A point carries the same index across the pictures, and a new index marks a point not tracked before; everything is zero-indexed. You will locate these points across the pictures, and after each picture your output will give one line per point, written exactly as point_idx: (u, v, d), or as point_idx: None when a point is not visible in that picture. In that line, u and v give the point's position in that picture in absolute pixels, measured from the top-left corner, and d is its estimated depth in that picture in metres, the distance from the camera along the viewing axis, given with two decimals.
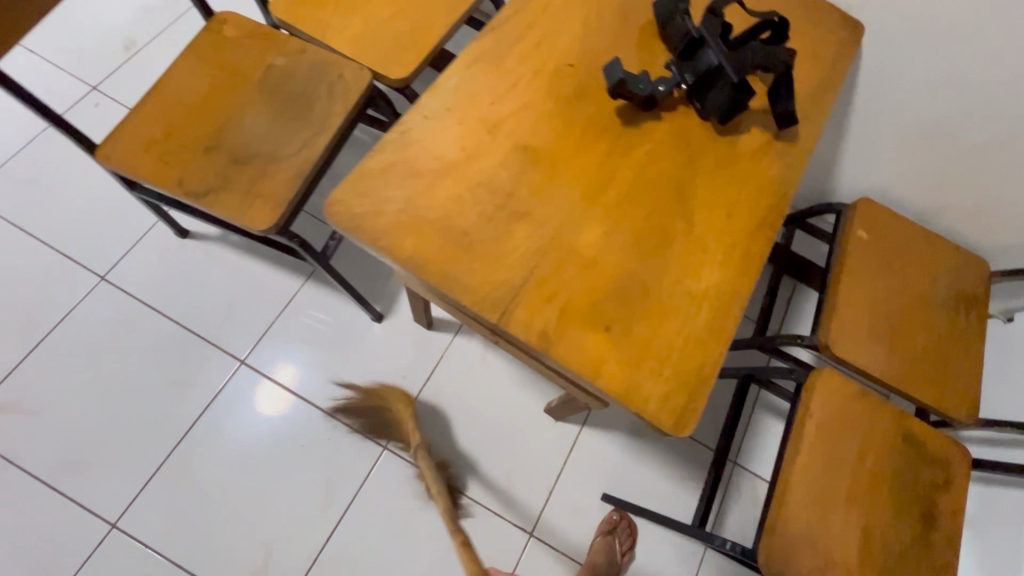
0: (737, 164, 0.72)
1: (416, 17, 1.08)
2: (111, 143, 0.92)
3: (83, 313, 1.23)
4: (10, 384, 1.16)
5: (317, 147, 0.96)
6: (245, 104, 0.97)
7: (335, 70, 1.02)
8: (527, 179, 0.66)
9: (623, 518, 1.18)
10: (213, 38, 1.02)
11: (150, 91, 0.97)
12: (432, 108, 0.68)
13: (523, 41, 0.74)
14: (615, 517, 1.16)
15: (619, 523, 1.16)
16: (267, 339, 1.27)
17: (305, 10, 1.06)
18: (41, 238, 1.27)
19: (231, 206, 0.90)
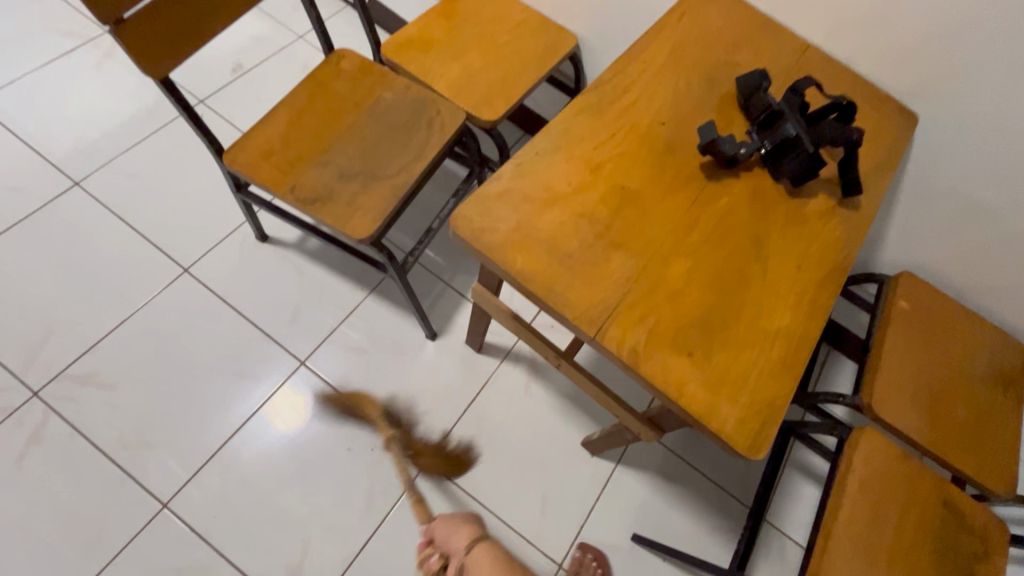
0: (806, 223, 0.81)
1: (507, 72, 1.23)
2: (237, 149, 1.03)
3: (163, 301, 1.32)
4: (88, 358, 1.24)
5: (414, 171, 1.06)
6: (355, 128, 1.09)
7: (434, 107, 1.14)
8: (624, 216, 0.74)
9: (588, 554, 1.21)
10: (332, 70, 1.15)
11: (273, 109, 1.09)
12: (544, 146, 0.77)
13: (623, 98, 0.85)
14: (580, 555, 1.20)
15: (584, 559, 1.20)
16: (326, 344, 1.34)
17: (412, 54, 1.21)
18: (136, 228, 1.38)
19: (335, 215, 1.00)
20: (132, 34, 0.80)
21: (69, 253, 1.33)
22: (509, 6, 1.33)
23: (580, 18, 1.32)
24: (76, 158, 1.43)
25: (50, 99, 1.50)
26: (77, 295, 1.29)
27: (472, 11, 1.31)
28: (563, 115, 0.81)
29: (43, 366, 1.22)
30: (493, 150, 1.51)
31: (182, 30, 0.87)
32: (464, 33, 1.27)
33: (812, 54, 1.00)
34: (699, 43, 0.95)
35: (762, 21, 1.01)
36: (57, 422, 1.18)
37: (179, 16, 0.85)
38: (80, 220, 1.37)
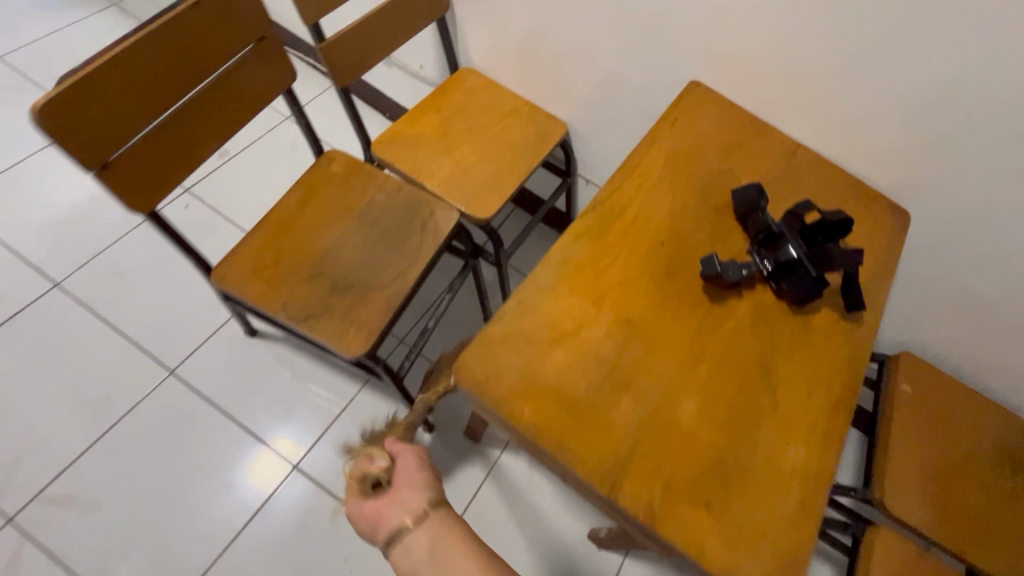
0: (811, 342, 0.80)
1: (498, 165, 1.24)
2: (226, 266, 1.01)
3: (144, 408, 1.26)
4: (67, 475, 1.18)
5: (409, 279, 1.04)
6: (347, 235, 1.07)
7: (427, 208, 1.13)
8: (629, 352, 0.73)
9: None
10: (322, 173, 1.14)
11: (263, 219, 1.07)
12: (545, 279, 0.76)
13: (621, 218, 0.84)
14: None
15: None
16: (319, 444, 1.28)
17: (403, 151, 1.22)
18: (118, 329, 1.33)
19: (329, 331, 0.97)
20: (118, 176, 0.78)
21: (47, 360, 1.28)
22: (498, 97, 1.35)
23: (568, 105, 1.34)
24: (54, 257, 1.39)
25: (28, 195, 1.46)
26: (55, 406, 1.24)
27: (462, 104, 1.33)
28: (562, 242, 0.80)
29: (19, 487, 1.15)
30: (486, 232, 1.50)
31: (170, 160, 0.85)
32: (454, 128, 1.28)
33: (801, 155, 1.01)
34: (693, 150, 0.95)
35: (750, 123, 1.03)
36: (32, 549, 1.11)
37: (167, 147, 0.84)
38: (59, 323, 1.32)
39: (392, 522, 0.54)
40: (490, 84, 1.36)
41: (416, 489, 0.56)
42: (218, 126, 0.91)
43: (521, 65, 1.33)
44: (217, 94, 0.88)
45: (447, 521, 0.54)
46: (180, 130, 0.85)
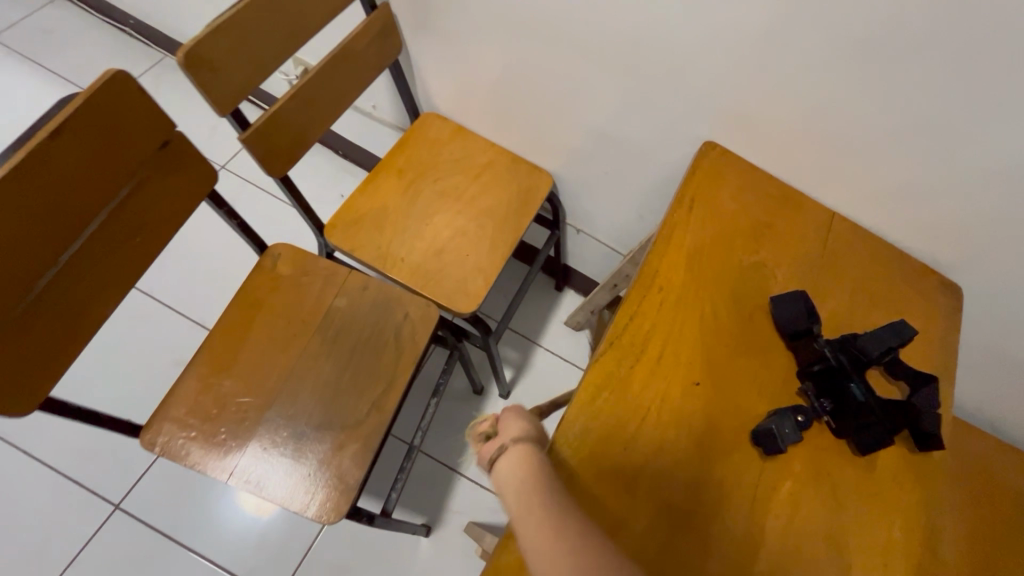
0: (883, 495, 0.66)
1: (479, 238, 1.05)
2: (161, 422, 0.82)
3: (107, 548, 1.15)
4: None
5: (388, 409, 0.87)
6: (306, 361, 0.89)
7: (400, 309, 0.94)
8: (675, 553, 0.59)
9: None
10: (267, 277, 0.93)
11: (201, 349, 0.88)
12: (562, 465, 0.62)
13: (645, 356, 0.69)
14: None
15: None
16: (305, 564, 1.18)
17: (363, 234, 1.02)
18: (58, 462, 1.21)
19: (296, 495, 0.81)
20: None
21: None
22: (471, 149, 1.15)
23: (552, 152, 1.15)
24: None
25: None
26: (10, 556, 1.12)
27: (429, 161, 1.12)
28: (577, 405, 0.66)
29: None
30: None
31: (57, 337, 0.66)
32: (423, 194, 1.08)
33: (839, 227, 0.86)
34: (718, 241, 0.79)
35: (776, 192, 0.87)
36: None
37: (49, 325, 0.65)
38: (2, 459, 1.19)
39: (490, 453, 0.56)
40: (459, 131, 1.16)
41: (512, 427, 0.57)
42: (117, 274, 0.71)
43: (495, 109, 1.13)
44: (109, 239, 0.68)
45: (531, 452, 0.55)
46: (65, 297, 0.66)
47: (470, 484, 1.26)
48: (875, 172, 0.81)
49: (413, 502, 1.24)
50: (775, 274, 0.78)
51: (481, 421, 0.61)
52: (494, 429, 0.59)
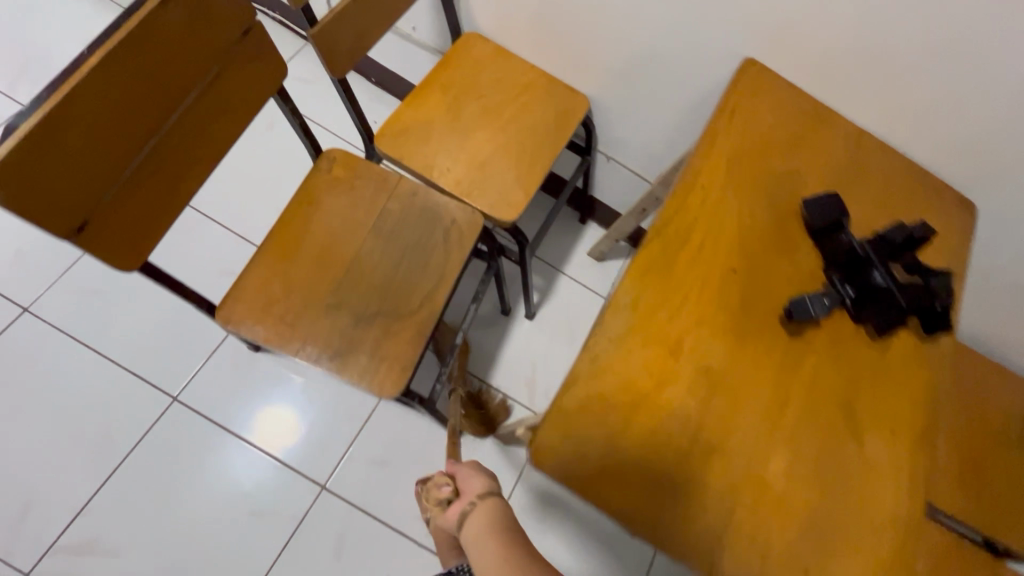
0: (891, 374, 0.74)
1: (522, 153, 1.10)
2: (232, 303, 0.88)
3: (151, 438, 1.15)
4: (81, 524, 1.08)
5: (439, 302, 0.94)
6: (362, 255, 0.95)
7: (447, 215, 1.00)
8: (711, 409, 0.66)
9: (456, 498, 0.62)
10: (324, 179, 0.99)
11: (266, 240, 0.94)
12: (614, 331, 0.68)
13: (689, 244, 0.75)
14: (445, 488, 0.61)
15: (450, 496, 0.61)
16: (345, 460, 1.21)
17: (410, 144, 1.07)
18: (103, 352, 1.19)
19: (358, 371, 0.88)
20: (97, 242, 0.63)
21: (34, 398, 1.14)
22: (511, 69, 1.18)
23: (591, 76, 1.18)
24: (17, 278, 1.21)
25: None
26: (54, 448, 1.11)
27: (471, 79, 1.16)
28: (627, 282, 0.71)
29: (29, 542, 1.05)
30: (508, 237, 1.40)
31: (151, 205, 0.69)
32: (466, 109, 1.13)
33: (868, 143, 0.91)
34: (754, 148, 0.85)
35: (810, 109, 0.91)
36: None
37: (146, 192, 0.68)
38: (38, 354, 1.17)
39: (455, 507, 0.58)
40: (500, 52, 1.19)
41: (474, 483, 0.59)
42: (201, 150, 0.74)
43: (538, 29, 1.16)
44: (201, 113, 0.72)
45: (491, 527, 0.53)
46: (158, 168, 0.69)
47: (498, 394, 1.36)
48: (908, 85, 0.86)
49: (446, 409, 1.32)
50: (806, 181, 0.84)
51: (439, 482, 0.61)
52: (455, 493, 0.60)
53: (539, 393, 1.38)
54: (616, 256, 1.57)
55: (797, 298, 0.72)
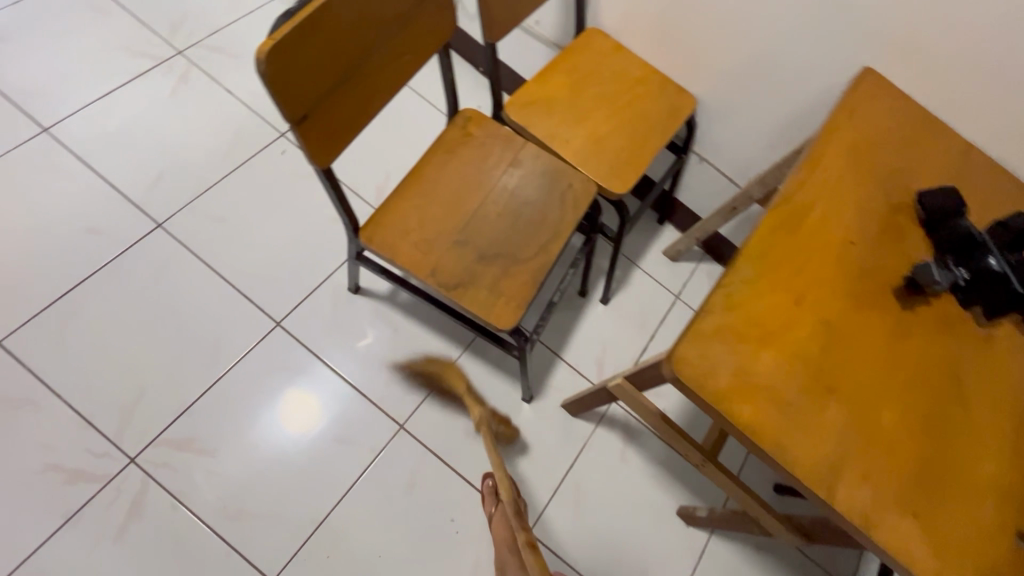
0: (995, 356, 0.78)
1: (634, 137, 1.19)
2: (374, 226, 0.98)
3: (256, 356, 1.24)
4: (186, 423, 1.16)
5: (553, 253, 1.02)
6: (487, 203, 1.04)
7: (565, 179, 1.09)
8: (829, 356, 0.72)
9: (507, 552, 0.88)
10: (458, 134, 1.10)
11: (406, 179, 1.04)
12: (743, 275, 0.74)
13: (809, 215, 0.81)
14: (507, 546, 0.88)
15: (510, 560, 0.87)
16: (424, 405, 1.28)
17: (536, 114, 1.17)
18: (223, 273, 1.29)
19: (479, 302, 0.95)
20: (311, 134, 0.74)
21: (156, 304, 1.24)
22: (629, 63, 1.29)
23: (702, 77, 1.28)
24: (156, 195, 1.33)
25: (121, 127, 1.38)
26: (169, 350, 1.21)
27: (593, 67, 1.26)
28: (754, 237, 0.78)
29: (138, 429, 1.14)
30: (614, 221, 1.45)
31: (349, 115, 0.80)
32: (586, 91, 1.22)
33: (976, 153, 0.98)
34: (873, 142, 0.92)
35: (924, 116, 0.99)
36: (157, 490, 1.10)
37: (349, 103, 0.79)
38: (165, 265, 1.27)
39: None
40: (619, 48, 1.30)
41: None
42: (390, 79, 0.85)
43: (658, 29, 1.27)
44: (399, 43, 0.83)
45: None
46: (361, 85, 0.80)
47: (569, 368, 1.41)
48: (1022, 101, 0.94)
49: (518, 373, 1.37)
50: (919, 177, 0.91)
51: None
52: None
53: (607, 372, 1.43)
54: (689, 259, 1.62)
55: (922, 265, 0.77)
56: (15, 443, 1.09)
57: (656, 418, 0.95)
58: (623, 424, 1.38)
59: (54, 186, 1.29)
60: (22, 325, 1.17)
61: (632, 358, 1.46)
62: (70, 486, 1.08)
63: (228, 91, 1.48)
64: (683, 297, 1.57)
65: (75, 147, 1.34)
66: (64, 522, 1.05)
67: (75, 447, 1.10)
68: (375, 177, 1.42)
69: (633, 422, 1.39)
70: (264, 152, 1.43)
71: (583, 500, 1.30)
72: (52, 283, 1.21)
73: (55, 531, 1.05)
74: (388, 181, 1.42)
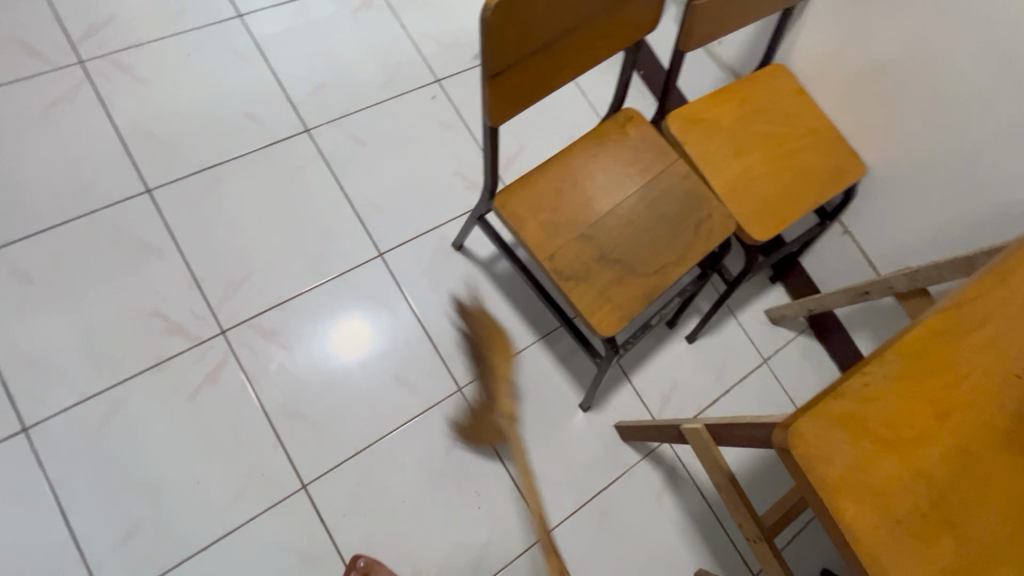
0: None
1: (789, 186, 1.12)
2: (511, 195, 0.98)
3: (354, 278, 1.30)
4: (276, 315, 1.24)
5: (672, 276, 0.98)
6: (622, 208, 1.01)
7: (706, 208, 1.04)
8: (959, 487, 0.65)
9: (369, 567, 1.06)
10: (615, 130, 1.07)
11: (553, 159, 1.03)
12: (890, 369, 0.67)
13: (984, 330, 0.72)
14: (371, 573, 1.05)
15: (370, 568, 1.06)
16: (487, 376, 1.29)
17: (697, 134, 1.12)
18: (347, 193, 1.35)
19: (586, 300, 0.94)
20: (498, 89, 0.75)
21: (282, 201, 1.32)
22: (810, 109, 1.21)
23: (882, 147, 1.19)
24: (313, 103, 1.40)
25: (301, 32, 1.46)
26: (280, 246, 1.28)
27: (772, 102, 1.19)
28: (916, 333, 0.70)
29: (235, 306, 1.22)
30: (735, 263, 1.41)
31: (536, 82, 0.80)
32: (755, 125, 1.16)
33: None
34: None
35: None
36: (234, 367, 1.19)
37: (540, 72, 0.79)
38: (300, 169, 1.35)
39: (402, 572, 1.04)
40: (804, 91, 1.22)
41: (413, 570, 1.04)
42: (584, 58, 0.84)
43: (852, 85, 1.19)
44: (605, 28, 0.82)
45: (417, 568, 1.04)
46: (557, 57, 0.79)
47: (633, 392, 1.37)
48: None
49: (584, 379, 1.34)
50: None
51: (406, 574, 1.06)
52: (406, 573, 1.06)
53: (669, 409, 1.38)
54: (790, 327, 1.52)
55: None
56: (137, 282, 1.20)
57: (724, 478, 0.90)
58: (671, 468, 1.33)
59: (230, 67, 1.39)
60: (171, 181, 1.27)
61: (699, 405, 1.40)
62: (168, 335, 1.18)
63: (403, 26, 1.53)
64: (771, 363, 1.48)
65: (258, 38, 1.43)
66: (154, 365, 1.15)
67: (181, 303, 1.20)
68: (509, 146, 1.42)
69: (680, 469, 1.34)
70: (416, 92, 1.47)
71: (608, 527, 1.25)
72: (206, 153, 1.31)
73: (143, 370, 1.15)
74: (520, 154, 1.42)
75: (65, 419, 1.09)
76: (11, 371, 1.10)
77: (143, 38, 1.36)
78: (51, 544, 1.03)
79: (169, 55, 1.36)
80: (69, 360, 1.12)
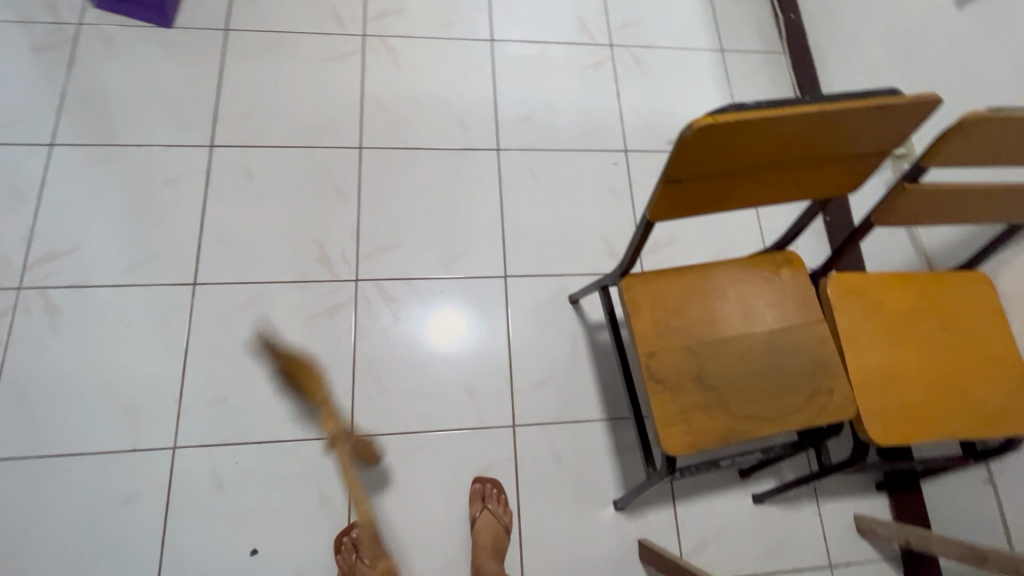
0: None
1: (935, 402, 1.00)
2: (639, 282, 1.02)
3: (474, 286, 1.41)
4: (400, 286, 1.39)
5: (761, 430, 0.94)
6: (740, 341, 0.99)
7: (829, 381, 0.97)
8: None
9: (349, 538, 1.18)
10: (768, 266, 1.05)
11: (694, 267, 1.05)
12: None
13: None
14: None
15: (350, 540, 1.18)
16: (543, 427, 1.32)
17: (854, 306, 1.06)
18: (503, 213, 1.49)
19: (663, 409, 0.94)
20: (668, 193, 0.79)
21: (451, 197, 1.49)
22: (1000, 337, 1.07)
23: None
24: (513, 129, 1.57)
25: (531, 67, 1.64)
26: (431, 232, 1.45)
27: (956, 309, 1.08)
28: None
29: (374, 265, 1.40)
30: (841, 449, 1.28)
31: (705, 198, 0.83)
32: (924, 325, 1.06)
33: None
34: None
35: None
36: (349, 311, 1.36)
37: (714, 191, 0.82)
38: (477, 177, 1.51)
39: None
40: (1001, 315, 1.09)
41: None
42: (762, 194, 0.85)
43: None
44: (794, 177, 0.82)
45: None
46: (736, 185, 0.82)
47: (672, 518, 1.30)
48: None
49: (629, 479, 1.30)
50: None
51: None
52: None
53: (701, 555, 1.28)
54: (876, 548, 1.32)
55: None
56: (317, 212, 1.43)
57: None
58: None
59: (464, 76, 1.61)
60: (378, 147, 1.51)
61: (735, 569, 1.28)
62: (317, 263, 1.39)
63: (618, 94, 1.64)
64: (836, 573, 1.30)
65: (496, 61, 1.64)
66: (296, 281, 1.37)
67: (339, 243, 1.41)
68: (662, 233, 1.45)
69: None
70: (601, 153, 1.57)
71: None
72: (413, 136, 1.53)
73: (288, 281, 1.37)
74: (668, 245, 1.44)
75: (220, 291, 1.34)
76: (207, 237, 1.38)
77: (415, 32, 1.64)
78: (167, 377, 1.26)
79: (426, 51, 1.62)
80: (246, 248, 1.38)
